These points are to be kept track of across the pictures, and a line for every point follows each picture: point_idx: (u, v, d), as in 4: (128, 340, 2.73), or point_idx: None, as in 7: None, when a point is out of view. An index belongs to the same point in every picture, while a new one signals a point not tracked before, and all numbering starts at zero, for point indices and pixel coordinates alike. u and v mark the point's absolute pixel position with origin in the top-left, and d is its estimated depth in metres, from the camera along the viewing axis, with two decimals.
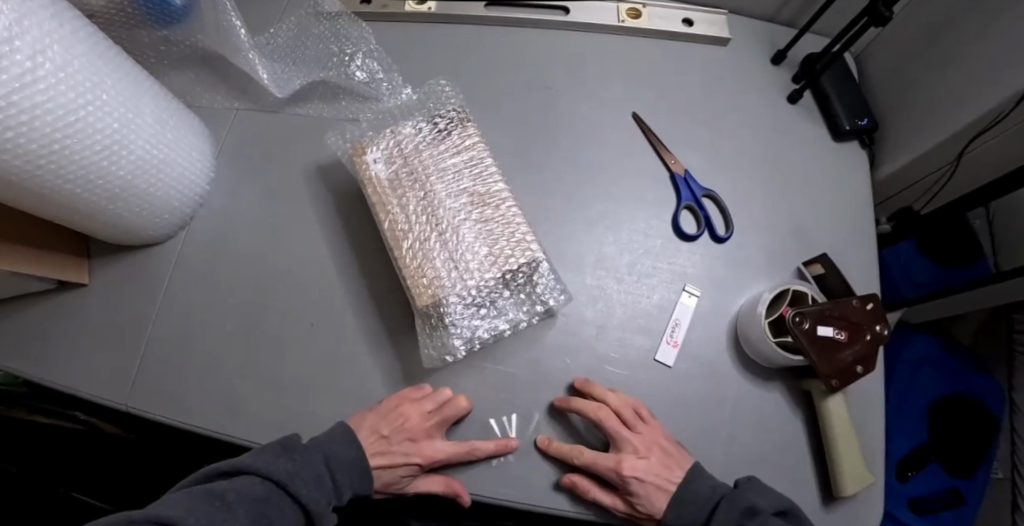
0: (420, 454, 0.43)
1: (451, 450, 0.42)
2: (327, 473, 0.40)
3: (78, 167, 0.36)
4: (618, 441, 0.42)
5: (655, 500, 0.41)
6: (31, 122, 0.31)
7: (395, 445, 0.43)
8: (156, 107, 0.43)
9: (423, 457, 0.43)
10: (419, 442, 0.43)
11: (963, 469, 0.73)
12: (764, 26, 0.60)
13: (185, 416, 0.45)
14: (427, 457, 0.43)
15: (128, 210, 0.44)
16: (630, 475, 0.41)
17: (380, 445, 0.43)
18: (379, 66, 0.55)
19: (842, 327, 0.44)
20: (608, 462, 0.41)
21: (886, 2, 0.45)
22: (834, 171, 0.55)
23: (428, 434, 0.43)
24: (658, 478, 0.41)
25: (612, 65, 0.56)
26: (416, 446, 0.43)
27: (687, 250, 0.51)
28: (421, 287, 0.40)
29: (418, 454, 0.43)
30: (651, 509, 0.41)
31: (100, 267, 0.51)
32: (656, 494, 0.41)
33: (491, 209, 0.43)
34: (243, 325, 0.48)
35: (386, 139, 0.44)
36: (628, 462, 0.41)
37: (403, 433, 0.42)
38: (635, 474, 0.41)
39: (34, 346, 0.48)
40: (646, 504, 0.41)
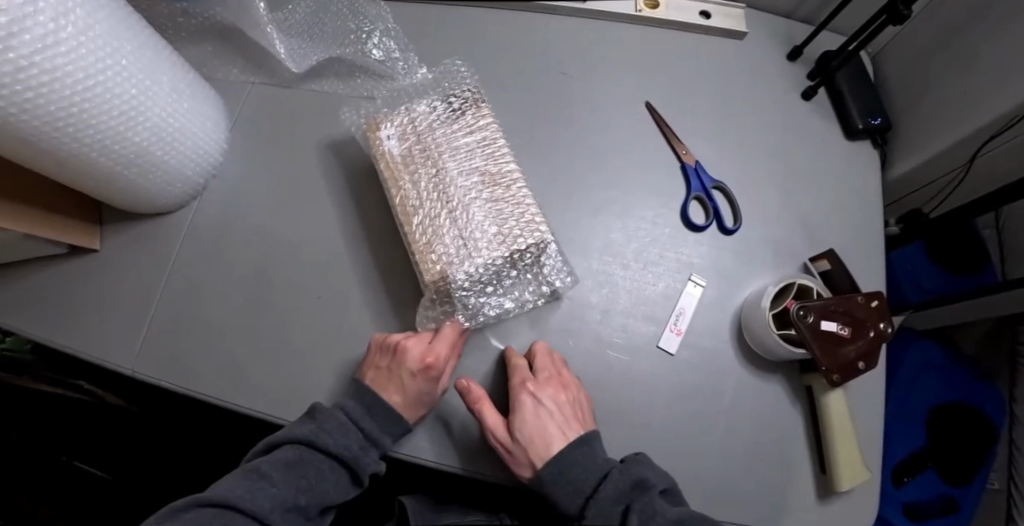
0: (409, 364, 0.41)
1: (444, 349, 0.42)
2: (319, 441, 0.40)
3: (95, 131, 0.37)
4: (536, 370, 0.43)
5: (536, 444, 0.40)
6: (51, 84, 0.32)
7: (393, 370, 0.41)
8: (174, 76, 0.43)
9: (416, 368, 0.41)
10: (404, 354, 0.42)
11: (957, 477, 0.73)
12: (782, 21, 0.59)
13: (189, 384, 0.46)
14: (420, 363, 0.41)
15: (142, 177, 0.44)
16: (530, 397, 0.42)
17: (382, 375, 0.42)
18: (396, 45, 0.55)
19: (846, 322, 0.44)
20: (518, 376, 0.43)
21: (905, 1, 0.44)
22: (844, 169, 0.55)
23: (410, 344, 0.42)
24: (553, 418, 0.41)
25: (628, 54, 0.56)
26: (400, 358, 0.41)
27: (695, 240, 0.51)
28: (430, 264, 0.40)
29: (408, 366, 0.41)
30: (531, 449, 0.40)
31: (112, 233, 0.51)
32: (535, 433, 0.40)
33: (502, 189, 0.43)
34: (250, 296, 0.48)
35: (400, 115, 0.45)
36: (537, 390, 0.42)
37: (388, 354, 0.42)
38: (535, 397, 0.42)
39: (44, 308, 0.49)
40: (527, 441, 0.40)
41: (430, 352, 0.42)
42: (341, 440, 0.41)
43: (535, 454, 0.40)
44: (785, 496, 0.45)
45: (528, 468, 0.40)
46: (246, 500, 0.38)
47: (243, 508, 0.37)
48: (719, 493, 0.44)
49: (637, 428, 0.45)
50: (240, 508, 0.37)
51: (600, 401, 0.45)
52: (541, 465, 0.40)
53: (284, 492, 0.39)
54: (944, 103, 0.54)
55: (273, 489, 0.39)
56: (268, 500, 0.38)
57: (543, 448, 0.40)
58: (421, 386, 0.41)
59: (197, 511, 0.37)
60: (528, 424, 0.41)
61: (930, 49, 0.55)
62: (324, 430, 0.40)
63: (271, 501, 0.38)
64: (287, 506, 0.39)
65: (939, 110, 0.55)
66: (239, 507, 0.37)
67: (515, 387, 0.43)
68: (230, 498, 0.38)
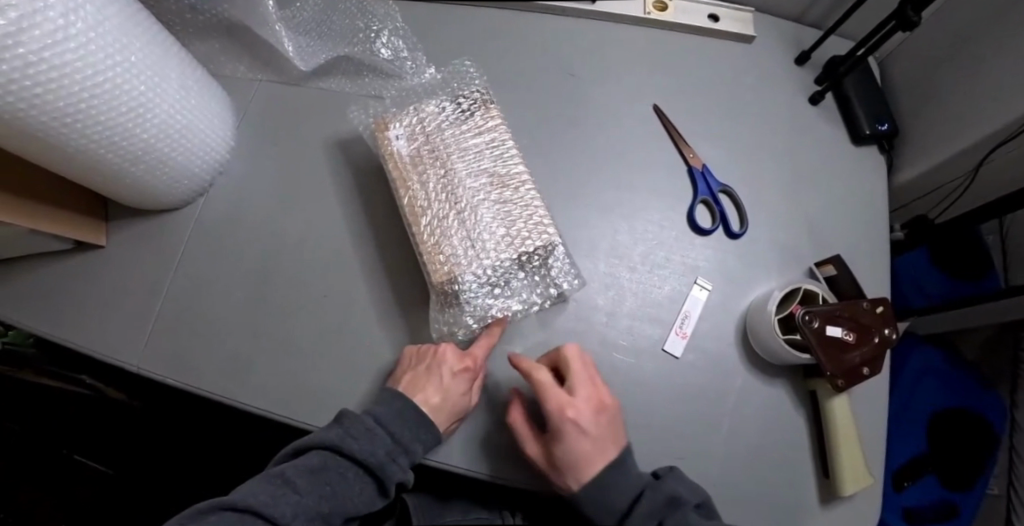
0: (451, 363, 0.42)
1: (483, 350, 0.44)
2: (345, 447, 0.40)
3: (103, 128, 0.37)
4: (575, 391, 0.41)
5: (577, 467, 0.40)
6: (60, 80, 0.32)
7: (433, 372, 0.42)
8: (182, 74, 0.43)
9: (454, 369, 0.42)
10: (444, 356, 0.43)
11: (957, 482, 0.73)
12: (789, 26, 0.60)
13: (194, 381, 0.46)
14: (457, 364, 0.42)
15: (150, 173, 0.44)
16: (571, 424, 0.39)
17: (421, 378, 0.42)
18: (404, 44, 0.55)
19: (851, 327, 0.44)
20: (558, 400, 0.40)
21: (915, 7, 0.44)
22: (851, 174, 0.55)
23: (449, 347, 0.43)
24: (592, 443, 0.40)
25: (636, 56, 0.56)
26: (441, 358, 0.42)
27: (701, 243, 0.51)
28: (438, 264, 0.40)
29: (449, 366, 0.42)
30: (570, 473, 0.40)
31: (118, 229, 0.51)
32: (580, 459, 0.39)
33: (510, 191, 0.43)
34: (256, 293, 0.48)
35: (409, 115, 0.45)
36: (577, 413, 0.40)
37: (423, 359, 0.43)
38: (576, 424, 0.40)
39: (48, 303, 0.49)
40: (569, 467, 0.40)
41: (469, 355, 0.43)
42: (372, 447, 0.40)
43: (572, 476, 0.40)
44: (788, 501, 0.45)
45: (565, 488, 0.40)
46: (272, 505, 0.37)
47: (265, 513, 0.37)
48: (722, 496, 0.44)
49: (642, 431, 0.45)
50: (264, 513, 0.37)
51: None
52: (578, 488, 0.40)
53: (307, 500, 0.38)
54: (951, 109, 0.54)
55: (297, 496, 0.38)
56: (291, 506, 0.38)
57: (581, 471, 0.40)
58: (460, 388, 0.42)
59: (220, 515, 0.37)
60: (566, 448, 0.39)
61: (938, 55, 0.55)
62: (350, 436, 0.40)
63: (295, 508, 0.38)
64: (310, 514, 0.39)
65: (946, 117, 0.55)
66: (263, 512, 0.37)
67: (552, 410, 0.40)
68: (254, 504, 0.37)
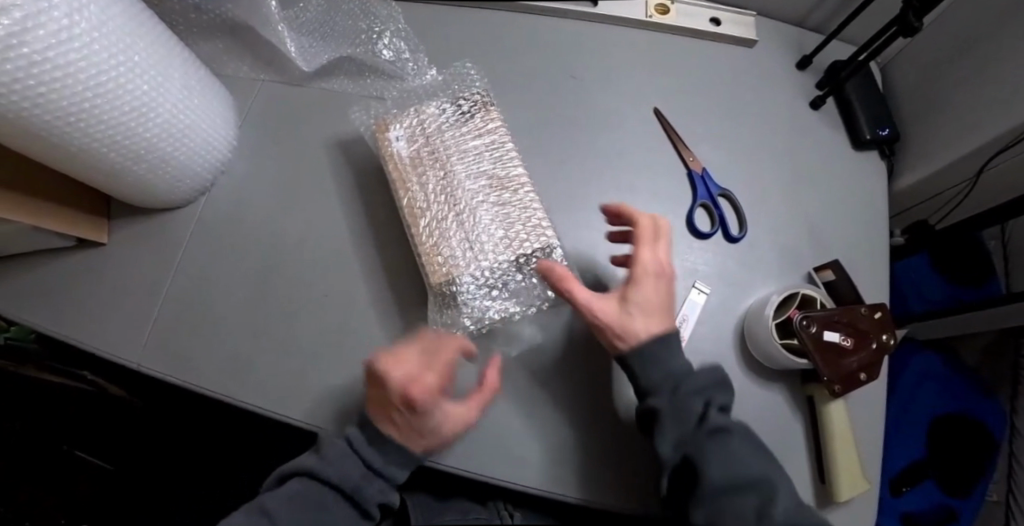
0: (395, 397, 0.38)
1: (432, 384, 0.38)
2: (321, 474, 0.41)
3: (106, 126, 0.37)
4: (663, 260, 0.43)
5: (653, 317, 0.42)
6: (64, 80, 0.32)
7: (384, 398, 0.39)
8: (185, 73, 0.43)
9: (435, 396, 0.38)
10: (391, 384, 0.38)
11: (955, 488, 0.73)
12: (791, 30, 0.59)
13: (193, 379, 0.46)
14: (435, 387, 0.38)
15: (151, 171, 0.44)
16: (664, 283, 0.43)
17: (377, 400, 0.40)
18: (406, 45, 0.55)
19: (848, 333, 0.44)
20: (659, 261, 0.43)
21: (917, 13, 0.44)
22: (851, 179, 0.55)
23: (397, 374, 0.38)
24: (660, 303, 0.42)
25: (637, 59, 0.56)
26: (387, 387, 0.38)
27: (700, 247, 0.51)
28: (436, 266, 0.41)
29: (394, 399, 0.38)
30: (642, 323, 0.41)
31: (120, 227, 0.52)
32: (657, 319, 0.42)
33: (509, 193, 0.44)
34: (256, 293, 0.49)
35: (409, 117, 0.45)
36: (649, 274, 0.42)
37: (376, 378, 0.39)
38: (666, 286, 0.43)
39: (49, 300, 0.49)
40: (649, 309, 0.42)
41: (416, 386, 0.38)
42: (345, 473, 0.40)
43: (642, 326, 0.41)
44: None
45: (634, 338, 0.41)
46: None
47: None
48: None
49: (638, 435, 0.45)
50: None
51: (604, 405, 0.45)
52: (648, 337, 0.41)
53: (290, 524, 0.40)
54: (952, 115, 0.54)
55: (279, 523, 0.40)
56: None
57: (649, 322, 0.41)
58: (409, 419, 0.39)
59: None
60: (642, 303, 0.41)
61: (939, 60, 0.55)
62: (325, 463, 0.41)
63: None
64: None
65: (948, 123, 0.55)
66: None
67: (643, 255, 0.42)
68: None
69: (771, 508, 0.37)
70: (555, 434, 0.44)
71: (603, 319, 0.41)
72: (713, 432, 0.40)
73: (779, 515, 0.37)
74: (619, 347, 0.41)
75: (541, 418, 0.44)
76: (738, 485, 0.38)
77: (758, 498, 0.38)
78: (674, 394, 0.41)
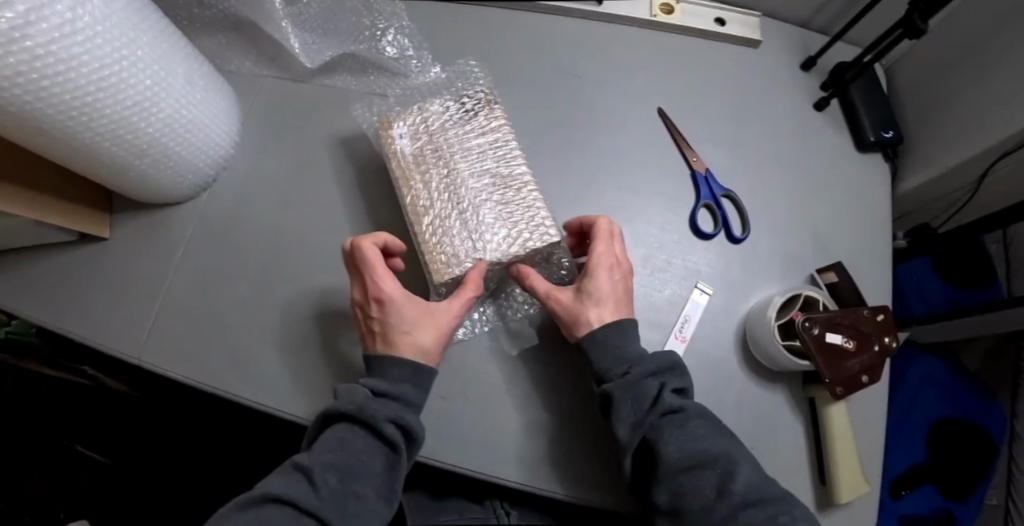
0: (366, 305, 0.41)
1: (393, 290, 0.40)
2: None
3: (108, 120, 0.37)
4: (618, 253, 0.44)
5: (607, 305, 0.43)
6: (67, 73, 0.32)
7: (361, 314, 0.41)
8: (188, 67, 0.43)
9: (403, 298, 0.40)
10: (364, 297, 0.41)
11: (954, 491, 0.73)
12: (796, 32, 0.59)
13: (194, 375, 0.46)
14: (403, 294, 0.40)
15: (154, 166, 0.44)
16: (618, 276, 0.44)
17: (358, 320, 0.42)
18: (410, 42, 0.55)
19: (851, 335, 0.44)
20: (612, 256, 0.44)
21: (923, 15, 0.44)
22: (855, 181, 0.55)
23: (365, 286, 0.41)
24: (615, 291, 0.43)
25: (642, 59, 0.56)
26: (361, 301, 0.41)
27: (702, 247, 0.51)
28: (439, 264, 0.40)
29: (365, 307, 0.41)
30: (596, 311, 0.42)
31: (121, 222, 0.51)
32: (609, 307, 0.43)
33: (513, 191, 0.43)
34: (257, 289, 0.49)
35: (413, 115, 0.45)
36: (603, 262, 0.43)
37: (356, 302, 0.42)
38: (620, 278, 0.44)
39: (51, 294, 0.49)
40: (602, 300, 0.43)
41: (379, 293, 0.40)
42: (376, 414, 0.38)
43: (596, 314, 0.42)
44: None
45: (587, 325, 0.42)
46: (305, 496, 0.36)
47: None
48: None
49: None
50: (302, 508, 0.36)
51: None
52: (601, 326, 0.42)
53: None
54: (956, 118, 0.54)
55: None
56: None
57: (604, 311, 0.43)
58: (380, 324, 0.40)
59: None
60: (595, 291, 0.43)
61: (944, 63, 0.55)
62: None
63: None
64: None
65: (952, 126, 0.55)
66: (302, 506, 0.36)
67: (596, 249, 0.43)
68: None
69: (730, 484, 0.38)
70: (555, 434, 0.44)
71: (560, 308, 0.43)
72: (667, 413, 0.40)
73: (738, 489, 0.37)
74: (575, 334, 0.43)
75: (542, 418, 0.44)
76: (697, 462, 0.39)
77: (716, 474, 0.38)
78: (625, 377, 0.41)
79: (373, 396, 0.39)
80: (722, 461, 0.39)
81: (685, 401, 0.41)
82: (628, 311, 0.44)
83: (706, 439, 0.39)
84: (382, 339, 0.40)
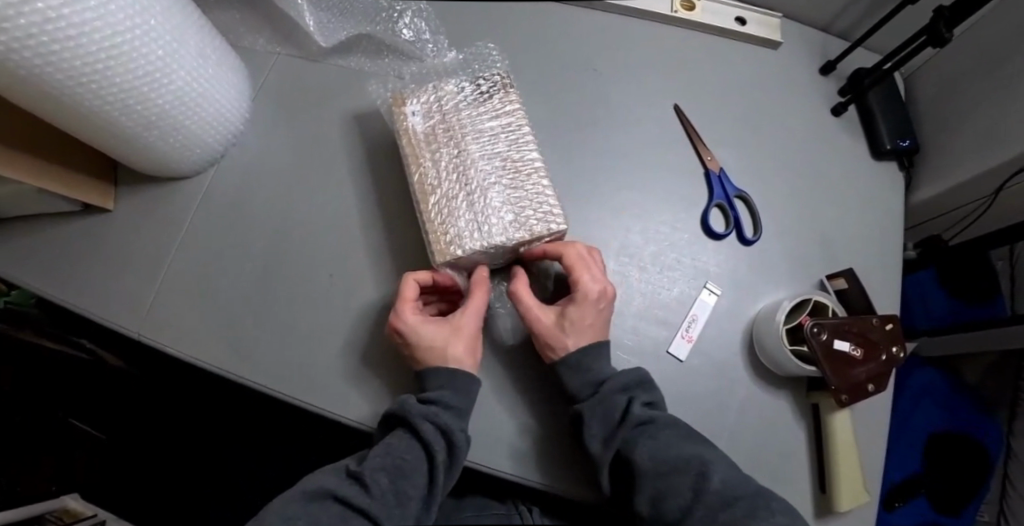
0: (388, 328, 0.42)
1: (408, 318, 0.41)
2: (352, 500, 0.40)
3: (118, 89, 0.36)
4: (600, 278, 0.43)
5: (587, 331, 0.42)
6: (77, 38, 0.31)
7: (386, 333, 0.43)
8: (201, 40, 0.42)
9: (418, 321, 0.41)
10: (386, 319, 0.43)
11: (948, 507, 0.73)
12: (817, 35, 0.59)
13: (195, 352, 0.46)
14: (417, 318, 0.41)
15: (163, 139, 0.43)
16: (601, 302, 0.42)
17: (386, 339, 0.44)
18: (427, 25, 0.54)
19: (859, 343, 0.43)
20: (597, 284, 0.42)
21: (948, 23, 0.44)
22: (868, 189, 0.54)
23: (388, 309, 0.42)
24: (595, 317, 0.42)
25: (662, 55, 0.55)
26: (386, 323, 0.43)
27: (713, 247, 0.50)
28: (443, 244, 0.40)
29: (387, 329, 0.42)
30: (573, 336, 0.42)
31: (127, 194, 0.51)
32: (588, 330, 0.42)
33: (523, 177, 0.43)
34: (264, 268, 0.48)
35: (427, 93, 0.44)
36: (590, 291, 0.42)
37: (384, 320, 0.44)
38: (603, 304, 0.42)
39: (52, 265, 0.49)
40: (581, 326, 0.42)
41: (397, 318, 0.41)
42: (413, 413, 0.40)
43: (573, 338, 0.42)
44: None
45: (562, 349, 0.42)
46: (358, 496, 0.39)
47: None
48: None
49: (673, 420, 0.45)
50: (356, 505, 0.39)
51: None
52: (576, 348, 0.42)
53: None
54: (974, 130, 0.54)
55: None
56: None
57: (583, 337, 0.42)
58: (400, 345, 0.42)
59: None
60: (574, 319, 0.42)
61: (965, 73, 0.54)
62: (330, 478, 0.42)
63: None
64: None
65: (966, 137, 0.54)
66: (354, 503, 0.39)
67: (580, 276, 0.42)
68: None
69: (706, 485, 0.38)
70: (557, 428, 0.44)
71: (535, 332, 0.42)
72: (638, 425, 0.41)
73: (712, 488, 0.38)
74: (551, 358, 0.42)
75: (543, 410, 0.44)
76: (670, 468, 0.39)
77: (690, 477, 0.39)
78: (595, 394, 0.41)
79: (417, 402, 0.41)
80: (697, 466, 0.39)
81: (660, 414, 0.42)
82: (603, 335, 0.43)
83: (678, 446, 0.40)
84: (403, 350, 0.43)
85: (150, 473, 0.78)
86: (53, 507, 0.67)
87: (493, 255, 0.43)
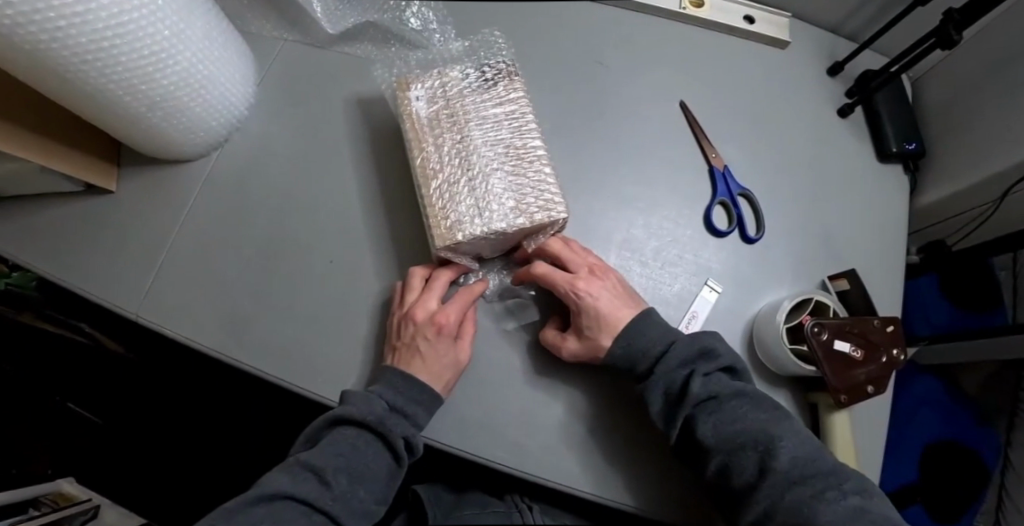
0: (414, 339, 0.42)
1: (436, 326, 0.42)
2: (344, 495, 0.38)
3: (124, 68, 0.36)
4: (589, 267, 0.44)
5: (612, 322, 0.42)
6: (84, 14, 0.31)
7: (408, 346, 0.42)
8: (207, 22, 0.42)
9: (442, 331, 0.42)
10: (410, 332, 0.42)
11: (945, 517, 0.72)
12: (824, 35, 0.58)
13: (194, 335, 0.46)
14: (440, 327, 0.42)
15: (167, 121, 0.43)
16: (604, 289, 0.43)
17: (406, 355, 0.42)
18: (434, 15, 0.53)
19: (859, 344, 0.43)
20: (590, 276, 0.43)
21: (957, 26, 0.44)
22: (874, 191, 0.54)
23: (411, 321, 0.42)
24: (616, 301, 0.43)
25: (668, 51, 0.55)
26: (409, 335, 0.42)
27: (716, 245, 0.50)
28: (443, 229, 0.40)
29: (415, 341, 0.42)
30: (605, 330, 0.42)
31: (129, 176, 0.51)
32: (614, 319, 0.42)
33: (526, 164, 0.43)
34: (264, 253, 0.48)
35: (432, 79, 0.44)
36: (588, 285, 0.43)
37: (403, 335, 0.42)
38: (607, 291, 0.43)
39: (52, 245, 0.49)
40: (605, 319, 0.42)
41: (423, 328, 0.42)
42: (392, 427, 0.39)
43: (606, 330, 0.42)
44: None
45: (603, 344, 0.42)
46: (318, 495, 0.38)
47: None
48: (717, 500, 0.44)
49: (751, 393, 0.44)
50: (317, 506, 0.38)
51: (605, 394, 0.45)
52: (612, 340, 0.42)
53: None
54: (981, 134, 0.53)
55: None
56: None
57: (612, 329, 0.42)
58: (428, 353, 0.41)
59: None
60: (593, 315, 0.42)
61: (975, 75, 0.54)
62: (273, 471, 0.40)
63: None
64: None
65: (972, 141, 0.54)
66: (317, 505, 0.38)
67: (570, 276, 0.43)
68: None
69: (773, 460, 0.36)
70: (556, 421, 0.44)
71: (573, 356, 0.43)
72: (699, 402, 0.40)
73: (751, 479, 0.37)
74: (597, 356, 0.42)
75: (541, 402, 0.44)
76: (736, 444, 0.38)
77: (756, 453, 0.37)
78: (654, 368, 0.41)
79: (389, 410, 0.40)
80: (762, 441, 0.38)
81: (741, 384, 0.41)
82: (635, 308, 0.43)
83: (747, 418, 0.39)
84: (414, 358, 0.42)
85: (143, 461, 0.78)
86: (48, 490, 0.67)
87: (494, 242, 0.42)
